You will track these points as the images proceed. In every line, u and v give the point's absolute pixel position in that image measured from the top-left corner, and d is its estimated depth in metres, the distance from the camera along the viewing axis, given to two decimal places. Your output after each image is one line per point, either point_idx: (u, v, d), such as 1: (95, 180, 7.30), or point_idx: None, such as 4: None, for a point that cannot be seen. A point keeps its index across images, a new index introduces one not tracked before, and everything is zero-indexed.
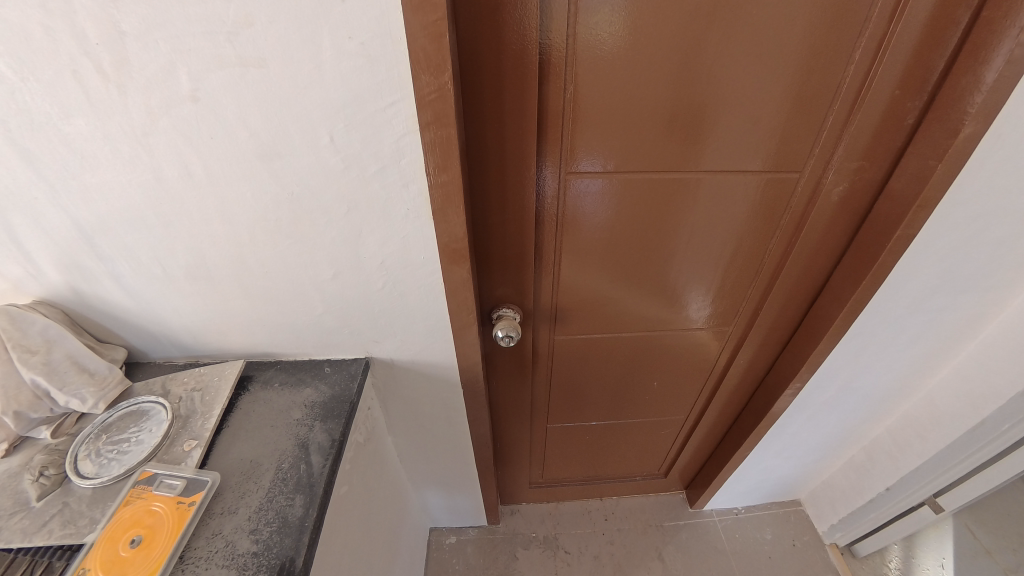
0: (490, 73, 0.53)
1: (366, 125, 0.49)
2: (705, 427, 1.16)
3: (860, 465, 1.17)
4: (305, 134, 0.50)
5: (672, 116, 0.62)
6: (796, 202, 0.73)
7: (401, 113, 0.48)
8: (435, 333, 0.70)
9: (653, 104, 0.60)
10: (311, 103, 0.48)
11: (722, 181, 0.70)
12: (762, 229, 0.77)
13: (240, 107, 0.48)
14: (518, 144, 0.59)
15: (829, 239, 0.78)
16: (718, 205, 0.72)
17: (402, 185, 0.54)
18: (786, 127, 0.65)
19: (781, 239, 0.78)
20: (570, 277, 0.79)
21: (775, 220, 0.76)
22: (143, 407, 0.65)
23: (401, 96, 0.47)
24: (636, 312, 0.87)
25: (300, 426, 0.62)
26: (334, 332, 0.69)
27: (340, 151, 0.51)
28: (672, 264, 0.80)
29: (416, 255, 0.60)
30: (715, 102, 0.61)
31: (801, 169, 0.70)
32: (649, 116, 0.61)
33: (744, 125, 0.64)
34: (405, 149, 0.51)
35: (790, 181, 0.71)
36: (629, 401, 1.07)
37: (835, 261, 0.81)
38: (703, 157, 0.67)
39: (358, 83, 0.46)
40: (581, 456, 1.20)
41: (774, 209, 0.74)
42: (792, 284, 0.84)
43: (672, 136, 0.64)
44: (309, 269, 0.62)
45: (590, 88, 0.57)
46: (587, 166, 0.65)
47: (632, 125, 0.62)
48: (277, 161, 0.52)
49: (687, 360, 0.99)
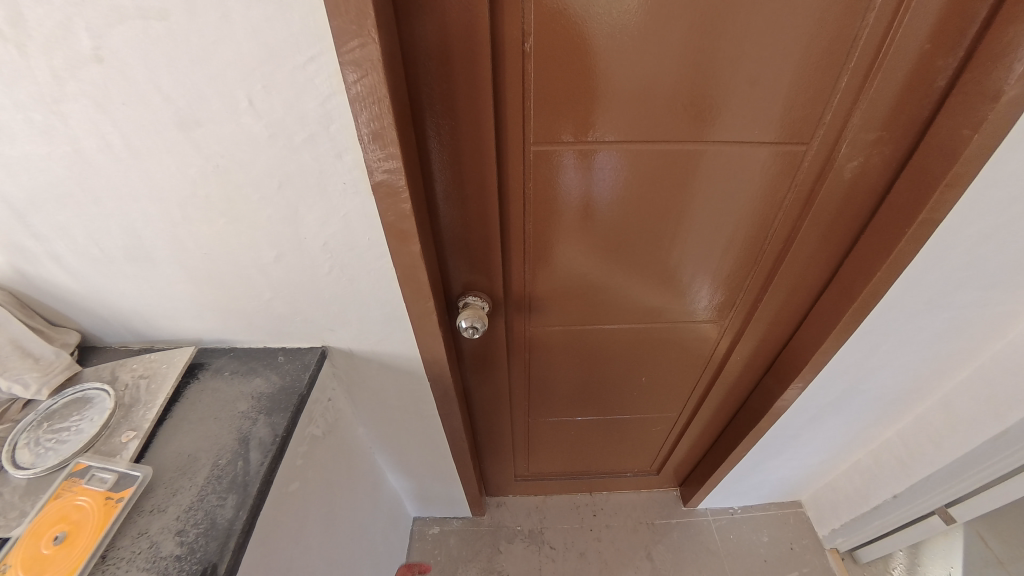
0: (431, 26, 0.46)
1: (289, 84, 0.43)
2: (700, 425, 1.09)
3: (866, 469, 1.09)
4: (223, 98, 0.44)
5: (665, 80, 0.54)
6: (802, 181, 0.65)
7: (324, 70, 0.42)
8: (392, 323, 0.65)
9: (644, 64, 0.52)
10: (225, 60, 0.42)
11: (726, 155, 0.61)
12: (766, 211, 0.68)
13: (150, 66, 0.42)
14: (472, 113, 0.53)
15: (840, 222, 0.69)
16: (720, 184, 0.65)
17: (336, 156, 0.48)
18: (790, 92, 0.56)
19: (785, 222, 0.69)
20: (547, 263, 0.72)
21: (781, 201, 0.67)
22: (88, 394, 0.62)
23: (322, 48, 0.41)
24: (621, 301, 0.80)
25: (244, 419, 0.58)
26: (286, 320, 0.65)
27: (262, 116, 0.45)
28: (667, 250, 0.72)
29: (362, 236, 0.54)
30: (719, 61, 0.53)
31: (812, 142, 0.61)
32: (640, 79, 0.53)
33: (741, 89, 0.55)
34: (333, 113, 0.45)
35: (801, 156, 0.62)
36: (617, 396, 1.00)
37: (847, 248, 0.71)
38: (698, 128, 0.58)
39: (272, 35, 0.40)
40: (567, 450, 1.15)
41: (778, 189, 0.66)
42: (797, 273, 0.75)
43: (668, 104, 0.56)
44: (250, 251, 0.57)
45: (559, 46, 0.50)
46: (567, 138, 0.58)
47: (618, 91, 0.54)
48: (197, 130, 0.47)
49: (681, 354, 0.92)
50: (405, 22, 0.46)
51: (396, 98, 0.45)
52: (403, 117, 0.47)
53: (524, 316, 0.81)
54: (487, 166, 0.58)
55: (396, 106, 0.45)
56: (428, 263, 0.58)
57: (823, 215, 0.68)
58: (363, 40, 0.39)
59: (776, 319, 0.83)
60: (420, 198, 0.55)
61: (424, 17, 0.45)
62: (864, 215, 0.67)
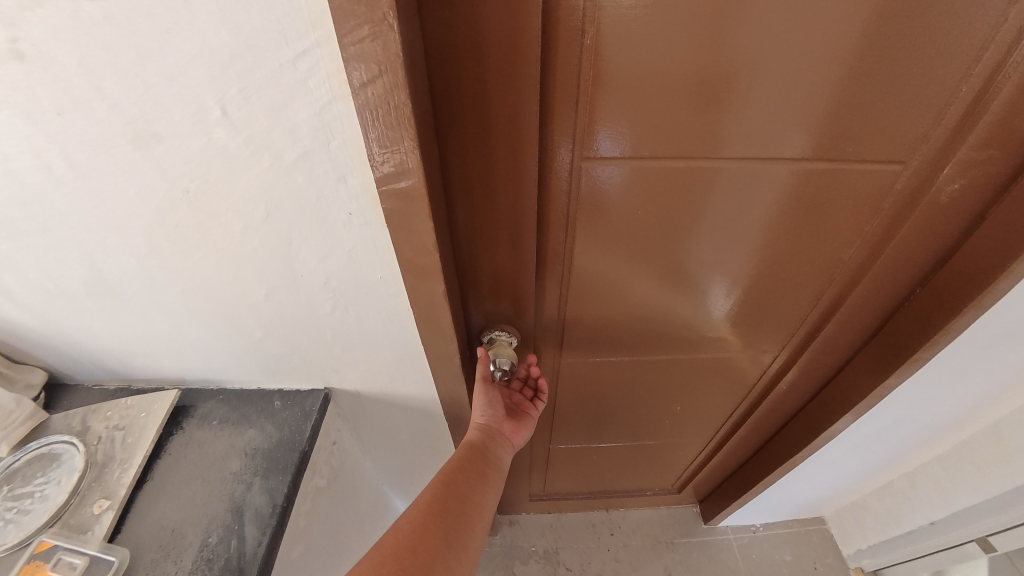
0: (465, 16, 0.36)
1: (277, 87, 0.33)
2: (730, 448, 1.02)
3: (899, 492, 1.04)
4: (187, 106, 0.34)
5: (683, 83, 0.43)
6: (888, 203, 0.55)
7: (320, 66, 0.32)
8: (407, 364, 0.55)
9: (658, 64, 0.42)
10: (188, 55, 0.31)
11: (743, 172, 0.52)
12: (831, 236, 0.59)
13: (84, 61, 0.31)
14: (507, 126, 0.43)
15: (923, 249, 0.59)
16: (732, 205, 0.55)
17: (337, 179, 0.38)
18: (860, 90, 0.45)
19: (862, 249, 0.60)
20: (569, 290, 0.63)
21: (860, 226, 0.58)
22: (56, 449, 0.54)
23: (318, 39, 0.31)
24: (649, 327, 0.71)
25: (237, 484, 0.51)
26: (281, 360, 0.55)
27: (240, 129, 0.35)
28: (671, 278, 0.63)
29: (371, 273, 0.44)
30: (746, 60, 0.42)
31: (907, 161, 0.51)
32: (652, 82, 0.43)
33: (797, 85, 0.44)
34: (332, 125, 0.35)
35: (894, 177, 0.53)
36: (646, 421, 0.93)
37: (923, 276, 0.63)
38: (744, 135, 0.48)
39: (249, 20, 0.30)
40: (585, 471, 1.09)
41: (853, 212, 0.56)
42: (864, 304, 0.67)
43: (684, 113, 0.46)
44: (234, 287, 0.47)
45: (616, 45, 0.40)
46: (563, 154, 0.48)
47: (624, 97, 0.44)
48: (157, 146, 0.36)
49: (719, 381, 0.84)
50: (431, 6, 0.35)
51: (418, 112, 0.35)
52: (426, 135, 0.37)
53: (552, 346, 0.72)
54: (518, 189, 0.48)
55: (417, 117, 0.35)
56: (454, 309, 0.49)
57: (906, 241, 0.59)
58: (373, 28, 0.29)
59: (827, 349, 0.75)
60: (444, 231, 0.46)
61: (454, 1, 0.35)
62: (953, 242, 0.58)
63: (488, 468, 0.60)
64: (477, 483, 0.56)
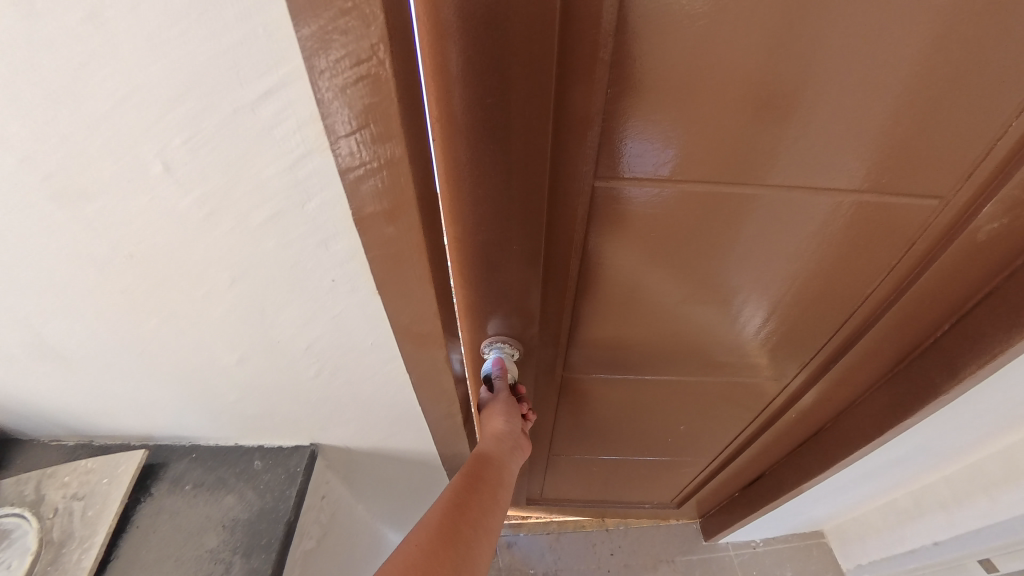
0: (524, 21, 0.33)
1: (234, 138, 0.25)
2: (733, 469, 1.01)
3: (903, 510, 1.03)
4: (119, 157, 0.25)
5: (734, 103, 0.38)
6: (921, 241, 0.51)
7: (292, 114, 0.24)
8: (404, 422, 0.50)
9: (706, 81, 0.37)
10: (112, 98, 0.23)
11: (791, 202, 0.46)
12: (856, 272, 0.55)
13: None
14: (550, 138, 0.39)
15: (951, 286, 0.56)
16: (773, 238, 0.50)
17: (318, 245, 0.30)
18: (901, 122, 0.40)
19: (888, 283, 0.57)
20: (574, 318, 0.59)
21: (890, 262, 0.54)
22: (6, 524, 0.49)
23: (284, 73, 0.22)
24: (650, 357, 0.67)
25: (215, 564, 0.46)
26: (262, 419, 0.49)
27: (189, 188, 0.27)
28: (677, 310, 0.59)
29: (362, 340, 0.38)
30: (808, 81, 0.37)
31: (949, 196, 0.47)
32: (694, 102, 0.38)
33: (836, 115, 0.39)
34: (308, 185, 0.27)
35: (932, 213, 0.49)
36: (649, 441, 0.91)
37: (948, 313, 0.59)
38: (771, 165, 0.43)
39: (191, 54, 0.21)
40: (586, 480, 1.06)
41: (885, 248, 0.52)
42: (886, 338, 0.64)
43: (731, 137, 0.40)
44: (203, 352, 0.41)
45: (675, 70, 0.36)
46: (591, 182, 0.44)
47: (659, 118, 0.39)
48: (85, 204, 0.28)
49: (728, 408, 0.81)
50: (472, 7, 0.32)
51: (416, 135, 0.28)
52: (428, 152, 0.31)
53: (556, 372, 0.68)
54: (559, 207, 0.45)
55: (416, 169, 0.28)
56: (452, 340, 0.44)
57: (936, 277, 0.55)
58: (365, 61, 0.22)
59: (840, 379, 0.72)
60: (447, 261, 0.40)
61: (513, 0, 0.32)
62: (985, 278, 0.55)
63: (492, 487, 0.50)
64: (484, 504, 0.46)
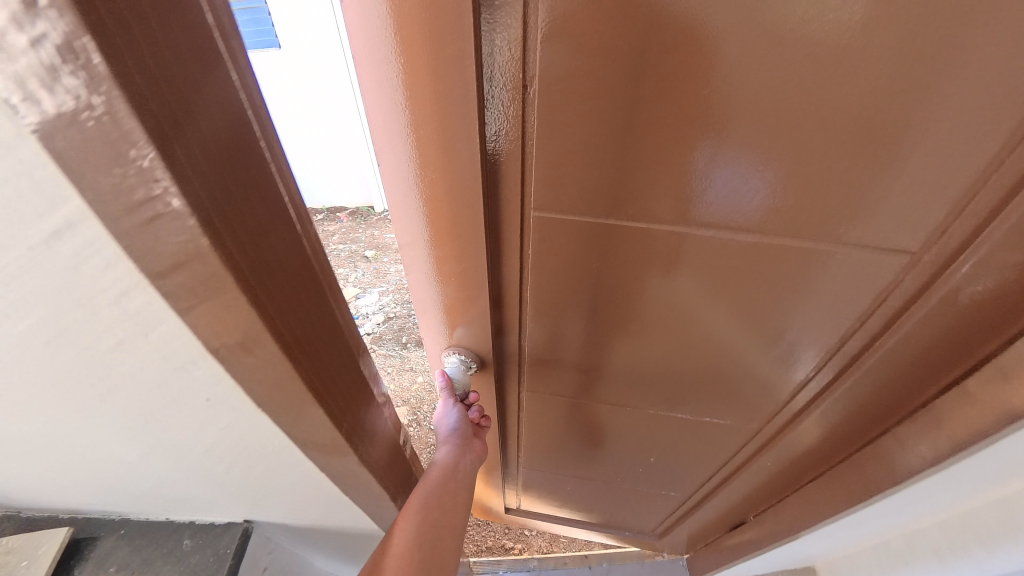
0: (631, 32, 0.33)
1: (38, 280, 0.20)
2: (715, 507, 0.98)
3: (895, 552, 1.00)
4: None
5: (811, 150, 0.37)
6: (893, 294, 0.48)
7: (99, 254, 0.19)
8: (337, 503, 0.47)
9: (780, 124, 0.35)
10: None
11: (853, 259, 0.45)
12: (823, 317, 0.52)
13: None
14: (629, 150, 0.40)
15: (930, 346, 0.52)
16: (818, 289, 0.49)
17: (178, 369, 0.26)
18: (959, 202, 0.38)
19: (858, 338, 0.53)
20: (562, 333, 0.63)
21: (860, 312, 0.50)
22: None
23: (67, 215, 0.18)
24: (657, 385, 0.68)
25: None
26: (186, 501, 0.46)
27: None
28: (640, 326, 0.59)
29: (263, 445, 0.35)
30: (917, 125, 0.34)
31: (921, 249, 0.43)
32: (739, 156, 0.38)
33: (897, 186, 0.38)
34: (145, 318, 0.23)
35: (901, 266, 0.45)
36: (616, 464, 0.92)
37: (927, 376, 0.55)
38: (819, 222, 0.42)
39: None
40: (559, 499, 1.12)
41: (854, 293, 0.49)
42: (862, 392, 0.60)
43: (821, 176, 0.39)
44: (95, 453, 0.36)
45: (717, 130, 0.37)
46: (659, 200, 0.44)
47: (740, 143, 0.38)
48: None
49: (697, 441, 0.80)
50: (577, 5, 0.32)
51: (248, 240, 0.23)
52: (280, 241, 0.26)
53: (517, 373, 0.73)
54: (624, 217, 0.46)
55: (272, 293, 0.26)
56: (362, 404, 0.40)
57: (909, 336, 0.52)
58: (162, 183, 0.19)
59: (813, 428, 0.69)
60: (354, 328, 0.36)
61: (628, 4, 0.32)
62: (966, 343, 0.49)
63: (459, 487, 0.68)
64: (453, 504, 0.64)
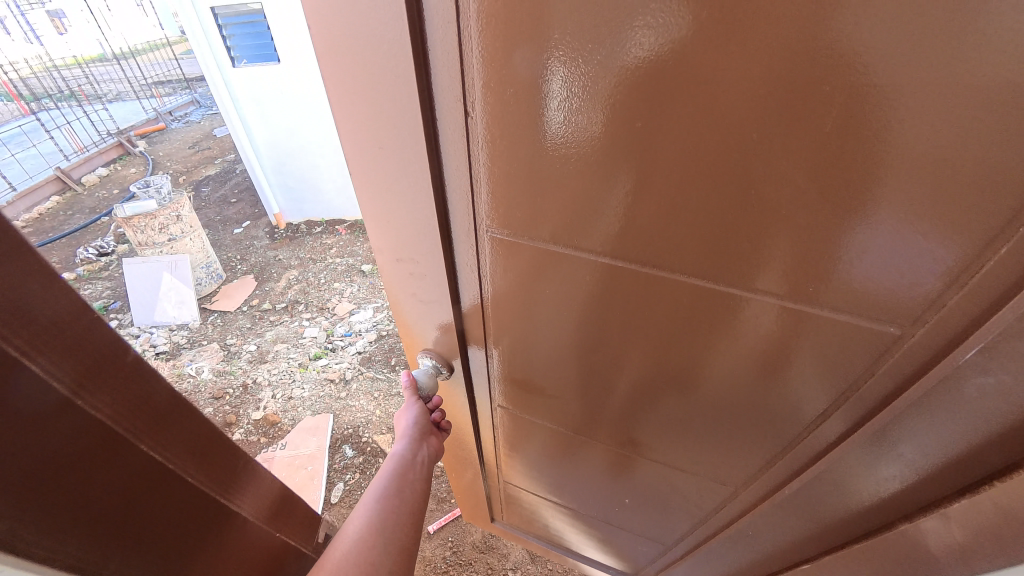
0: (816, 65, 0.27)
1: None
2: (694, 570, 0.93)
3: None
4: None
5: (775, 205, 0.34)
6: (878, 365, 0.42)
7: None
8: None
9: (735, 173, 0.34)
10: None
11: (831, 329, 0.41)
12: (791, 375, 0.48)
13: None
14: (737, 200, 0.35)
15: (926, 447, 0.44)
16: (797, 356, 0.45)
17: None
18: (941, 286, 0.34)
19: (829, 422, 0.49)
20: (535, 356, 0.65)
21: (840, 380, 0.45)
22: None
23: None
24: (626, 418, 0.68)
25: None
26: None
27: None
28: (596, 357, 0.59)
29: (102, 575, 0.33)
30: (881, 191, 0.30)
31: (911, 327, 0.38)
32: (702, 205, 0.36)
33: (881, 260, 0.34)
34: None
35: (877, 347, 0.40)
36: (594, 494, 0.94)
37: (925, 483, 0.46)
38: (795, 284, 0.39)
39: None
40: (537, 517, 1.19)
41: (830, 356, 0.44)
42: (843, 491, 0.54)
43: (793, 238, 0.35)
44: None
45: (674, 171, 0.35)
46: (768, 266, 0.39)
47: (742, 197, 0.35)
48: None
49: (669, 488, 0.79)
50: (756, 25, 0.27)
51: None
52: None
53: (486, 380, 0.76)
54: (700, 270, 0.42)
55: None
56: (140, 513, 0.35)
57: (900, 427, 0.44)
58: None
59: (794, 510, 0.62)
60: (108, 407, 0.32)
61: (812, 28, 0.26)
62: (972, 452, 0.41)
63: (415, 478, 0.70)
64: (407, 492, 0.66)
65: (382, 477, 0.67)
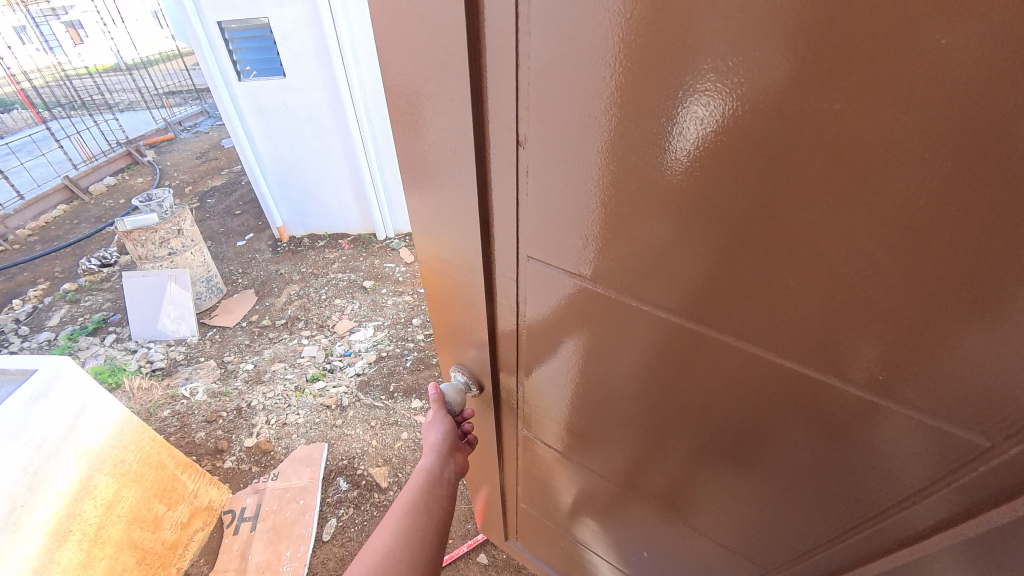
0: (922, 117, 0.23)
1: None
2: None
3: None
4: None
5: (850, 276, 0.30)
6: (966, 476, 0.34)
7: None
8: None
9: (805, 236, 0.30)
10: None
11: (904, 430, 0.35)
12: (846, 469, 0.41)
13: None
14: (818, 267, 0.31)
15: None
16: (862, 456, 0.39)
17: None
18: None
19: (896, 532, 0.42)
20: (563, 390, 0.62)
21: (909, 486, 0.38)
22: None
23: None
24: (652, 478, 0.62)
25: None
26: None
27: None
28: (621, 402, 0.55)
29: None
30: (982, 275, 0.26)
31: (1006, 443, 0.31)
32: (765, 265, 0.33)
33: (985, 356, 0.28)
34: None
35: (963, 458, 0.33)
36: (607, 550, 0.86)
37: None
38: (870, 370, 0.33)
39: None
40: (550, 548, 1.06)
41: (900, 456, 0.36)
42: None
43: (865, 315, 0.31)
44: None
45: (737, 225, 0.32)
46: (853, 344, 0.33)
47: (809, 262, 0.31)
48: None
49: (690, 564, 0.70)
50: (850, 72, 0.24)
51: None
52: None
53: (510, 400, 0.74)
54: (770, 340, 0.37)
55: None
56: None
57: (996, 553, 0.36)
58: None
59: None
60: None
61: (918, 78, 0.22)
62: None
63: (444, 493, 0.65)
64: (433, 509, 0.62)
65: (410, 489, 0.63)
